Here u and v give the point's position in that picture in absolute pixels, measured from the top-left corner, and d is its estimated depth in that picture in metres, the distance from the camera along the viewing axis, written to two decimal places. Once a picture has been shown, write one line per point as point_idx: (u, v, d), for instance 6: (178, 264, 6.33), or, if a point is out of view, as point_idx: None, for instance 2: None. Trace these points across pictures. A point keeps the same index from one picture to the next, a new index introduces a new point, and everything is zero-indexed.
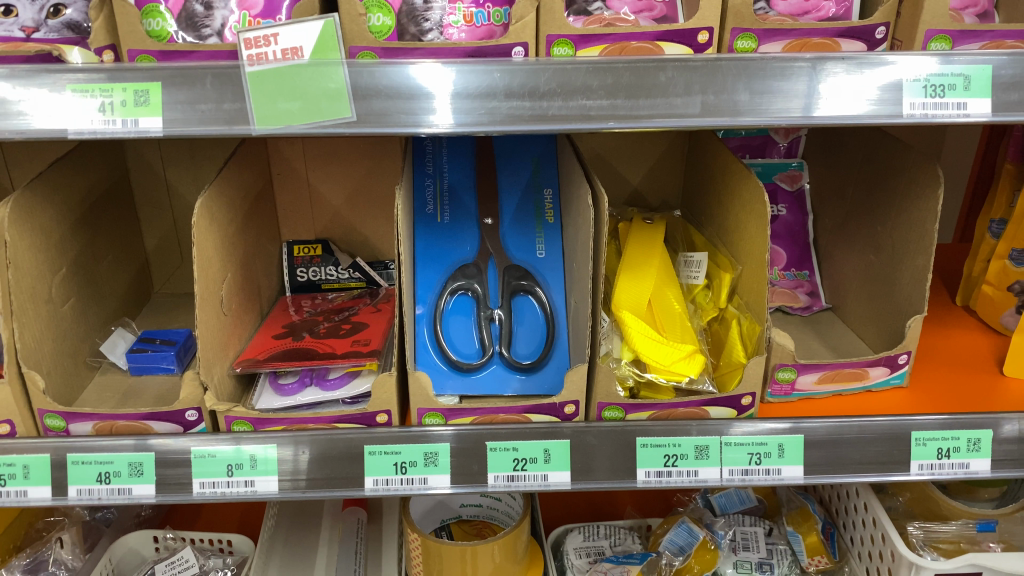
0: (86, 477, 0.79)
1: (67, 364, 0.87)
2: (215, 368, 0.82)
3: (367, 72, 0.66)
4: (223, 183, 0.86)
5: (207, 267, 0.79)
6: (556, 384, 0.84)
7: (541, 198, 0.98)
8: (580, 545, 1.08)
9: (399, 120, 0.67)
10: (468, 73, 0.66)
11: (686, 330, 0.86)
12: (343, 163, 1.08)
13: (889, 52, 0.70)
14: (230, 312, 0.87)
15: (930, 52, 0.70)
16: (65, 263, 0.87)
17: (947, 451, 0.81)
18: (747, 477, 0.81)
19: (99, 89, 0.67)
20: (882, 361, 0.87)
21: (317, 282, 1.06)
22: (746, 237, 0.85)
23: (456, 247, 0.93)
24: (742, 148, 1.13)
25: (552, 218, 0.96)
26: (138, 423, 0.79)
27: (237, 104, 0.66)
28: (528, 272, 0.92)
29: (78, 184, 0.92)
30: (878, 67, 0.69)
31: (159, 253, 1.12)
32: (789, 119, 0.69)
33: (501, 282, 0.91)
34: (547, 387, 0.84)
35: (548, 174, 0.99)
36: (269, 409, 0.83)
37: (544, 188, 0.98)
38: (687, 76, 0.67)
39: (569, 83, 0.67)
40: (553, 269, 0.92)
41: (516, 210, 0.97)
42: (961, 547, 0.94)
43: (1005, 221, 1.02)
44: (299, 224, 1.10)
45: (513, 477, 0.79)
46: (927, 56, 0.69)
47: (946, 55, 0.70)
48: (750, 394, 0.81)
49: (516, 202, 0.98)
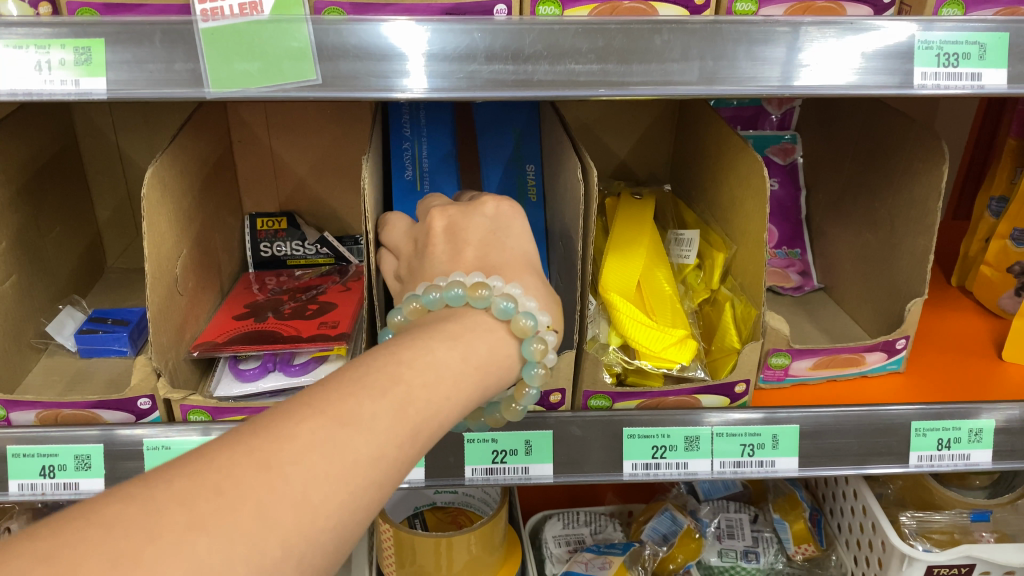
0: (28, 471, 0.73)
1: (9, 347, 0.80)
2: (169, 352, 0.75)
3: (334, 30, 0.60)
4: (177, 152, 0.79)
5: (159, 242, 0.73)
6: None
7: (524, 175, 0.91)
8: (560, 533, 1.04)
9: (369, 84, 0.60)
10: (444, 33, 0.60)
11: (677, 313, 0.81)
12: (308, 131, 1.01)
13: (878, 16, 0.65)
14: (186, 290, 0.80)
15: (914, 18, 0.64)
16: (5, 238, 0.79)
17: (947, 442, 0.77)
18: (739, 469, 0.77)
19: (36, 45, 0.60)
20: (879, 346, 0.82)
21: (282, 257, 0.99)
22: (742, 216, 0.80)
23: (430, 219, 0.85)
24: (733, 120, 1.07)
25: (535, 197, 0.90)
26: (85, 411, 0.73)
27: (190, 64, 0.60)
28: None
29: (20, 150, 0.84)
30: (867, 33, 0.63)
31: (112, 225, 1.05)
32: (767, 89, 0.63)
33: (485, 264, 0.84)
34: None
35: (530, 149, 0.92)
36: (228, 397, 0.76)
37: (526, 165, 0.91)
38: (683, 40, 0.62)
39: (557, 46, 0.61)
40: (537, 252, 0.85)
41: (497, 188, 0.90)
42: (954, 538, 0.90)
43: (1005, 199, 0.97)
44: (262, 195, 1.04)
45: (491, 470, 0.75)
46: (913, 23, 0.64)
47: (929, 21, 0.64)
48: (744, 381, 0.75)
49: (497, 179, 0.91)
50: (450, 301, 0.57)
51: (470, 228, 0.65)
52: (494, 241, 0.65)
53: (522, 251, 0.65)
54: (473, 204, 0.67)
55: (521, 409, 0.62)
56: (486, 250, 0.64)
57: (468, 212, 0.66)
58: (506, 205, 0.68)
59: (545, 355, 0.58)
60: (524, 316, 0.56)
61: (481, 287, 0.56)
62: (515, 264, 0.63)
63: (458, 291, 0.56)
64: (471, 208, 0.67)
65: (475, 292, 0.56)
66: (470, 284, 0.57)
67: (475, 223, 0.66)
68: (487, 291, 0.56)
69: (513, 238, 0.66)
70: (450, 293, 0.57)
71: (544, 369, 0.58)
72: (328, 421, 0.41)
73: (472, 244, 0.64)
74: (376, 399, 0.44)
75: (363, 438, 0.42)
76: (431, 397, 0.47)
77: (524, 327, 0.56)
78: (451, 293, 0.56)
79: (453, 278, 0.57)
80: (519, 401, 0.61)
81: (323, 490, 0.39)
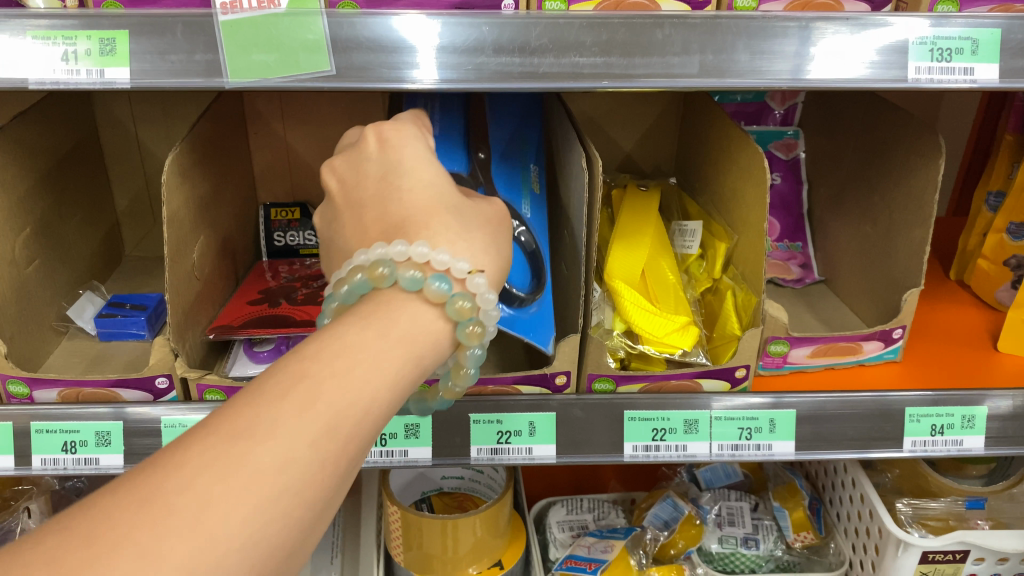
0: (51, 446, 0.76)
1: (31, 329, 0.83)
2: (186, 334, 0.78)
3: (348, 23, 0.62)
4: (197, 140, 0.82)
5: (178, 227, 0.76)
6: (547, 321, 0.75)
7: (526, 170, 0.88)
8: (564, 518, 1.06)
9: (380, 75, 0.63)
10: (454, 26, 0.63)
11: (680, 301, 0.83)
12: (322, 122, 1.04)
13: (888, 14, 0.67)
14: (203, 275, 0.83)
15: (925, 14, 0.67)
16: (29, 223, 0.82)
17: (940, 428, 0.80)
18: (737, 452, 0.79)
19: (62, 37, 0.62)
20: (876, 335, 0.85)
21: (295, 248, 1.01)
22: (743, 206, 0.82)
23: (444, 163, 0.80)
24: (737, 115, 1.09)
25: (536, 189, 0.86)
26: (106, 390, 0.76)
27: (210, 55, 0.62)
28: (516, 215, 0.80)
29: (43, 139, 0.87)
30: (877, 29, 0.66)
31: (130, 214, 1.08)
32: (779, 83, 0.65)
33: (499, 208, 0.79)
34: (514, 280, 0.77)
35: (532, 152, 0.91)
36: (243, 376, 0.79)
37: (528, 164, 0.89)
38: (685, 34, 0.64)
39: (562, 39, 0.63)
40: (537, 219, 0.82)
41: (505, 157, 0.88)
42: (949, 524, 0.92)
43: (1002, 194, 0.99)
44: (276, 184, 1.06)
45: (496, 450, 0.77)
46: (923, 19, 0.67)
47: (941, 18, 0.67)
48: (744, 367, 0.78)
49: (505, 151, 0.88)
50: (357, 288, 0.53)
51: (364, 182, 0.59)
52: (388, 188, 0.58)
53: (423, 185, 0.57)
54: (360, 146, 0.61)
55: (471, 373, 0.57)
56: (383, 204, 0.57)
57: (358, 160, 0.60)
58: (391, 131, 0.60)
59: (474, 309, 0.53)
60: (433, 282, 0.51)
61: (379, 265, 0.52)
62: (420, 210, 0.56)
63: (361, 277, 0.53)
64: (359, 154, 0.60)
65: (375, 273, 0.52)
66: (370, 264, 0.52)
67: (370, 172, 0.59)
68: (386, 269, 0.52)
69: (408, 173, 0.58)
70: (355, 281, 0.53)
71: (479, 325, 0.54)
72: (216, 438, 0.39)
73: (371, 202, 0.58)
74: (275, 404, 0.41)
75: (263, 446, 0.39)
76: (343, 386, 0.43)
77: (437, 291, 0.51)
78: (355, 282, 0.53)
79: (356, 262, 0.53)
80: (466, 365, 0.56)
81: (225, 500, 0.37)
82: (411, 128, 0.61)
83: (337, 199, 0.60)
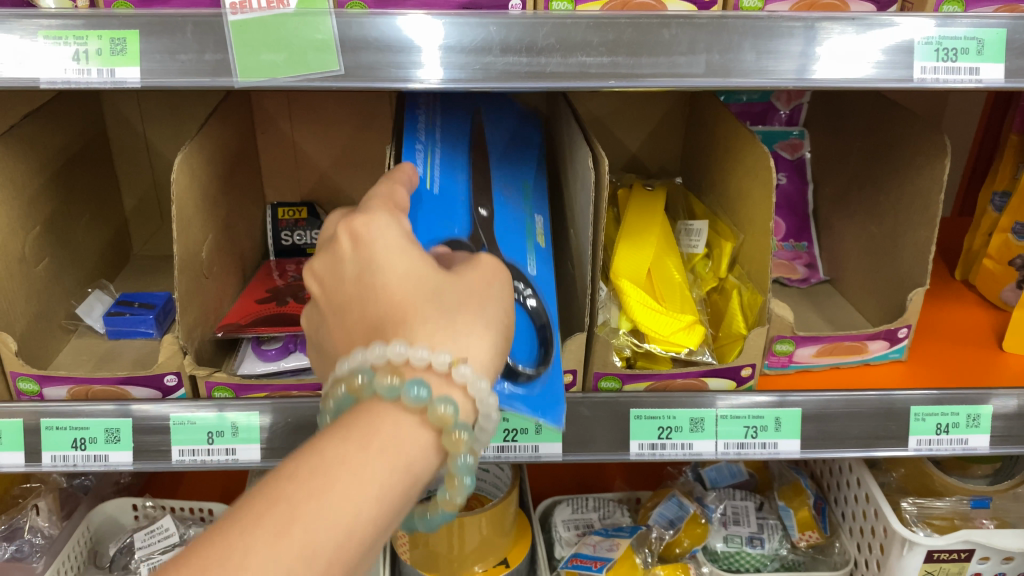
0: (61, 443, 0.76)
1: (41, 327, 0.83)
2: (195, 332, 0.79)
3: (357, 23, 0.63)
4: (205, 139, 0.83)
5: (186, 226, 0.76)
6: (560, 398, 0.65)
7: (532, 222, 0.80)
8: (569, 517, 1.06)
9: (388, 75, 0.63)
10: (461, 26, 0.63)
11: (686, 299, 0.83)
12: (329, 122, 1.04)
13: (893, 14, 0.68)
14: (212, 273, 0.84)
15: (931, 15, 0.67)
16: (39, 221, 0.83)
17: (945, 427, 0.80)
18: (743, 451, 0.79)
19: (73, 37, 0.63)
20: (881, 334, 0.85)
21: (303, 247, 1.03)
22: (749, 206, 0.82)
23: (441, 224, 0.72)
24: (742, 115, 1.09)
25: (543, 243, 0.78)
26: (115, 388, 0.76)
27: (219, 55, 0.63)
28: (523, 276, 0.72)
29: (53, 138, 0.87)
30: (883, 28, 0.66)
31: (138, 213, 1.09)
32: (784, 82, 0.66)
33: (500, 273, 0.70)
34: (517, 352, 0.67)
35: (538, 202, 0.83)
36: (251, 374, 0.79)
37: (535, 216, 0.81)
38: (691, 34, 0.64)
39: (569, 39, 0.64)
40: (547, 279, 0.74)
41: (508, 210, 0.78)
42: (954, 523, 0.92)
43: (1008, 194, 0.99)
44: (283, 184, 1.07)
45: (502, 448, 0.77)
46: (928, 19, 0.67)
47: (947, 18, 0.67)
48: (750, 365, 0.78)
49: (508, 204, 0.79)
50: (340, 403, 0.49)
51: (340, 284, 0.52)
52: (365, 288, 0.50)
53: (404, 276, 0.50)
54: (331, 244, 0.52)
55: (466, 482, 0.50)
56: (363, 305, 0.50)
57: (331, 260, 0.52)
58: (361, 221, 0.52)
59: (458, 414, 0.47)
60: (408, 388, 0.46)
61: (357, 375, 0.47)
62: (398, 308, 0.49)
63: (342, 391, 0.48)
64: (331, 254, 0.52)
65: (354, 385, 0.47)
66: (348, 377, 0.48)
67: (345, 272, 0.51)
68: (363, 378, 0.47)
69: (383, 268, 0.50)
70: (338, 395, 0.49)
71: (462, 431, 0.47)
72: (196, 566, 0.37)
73: (353, 307, 0.51)
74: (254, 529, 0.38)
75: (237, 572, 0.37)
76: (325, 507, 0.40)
77: (412, 399, 0.46)
78: (337, 397, 0.49)
79: (337, 373, 0.49)
80: (459, 478, 0.50)
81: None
82: (384, 213, 0.53)
83: (320, 303, 0.53)
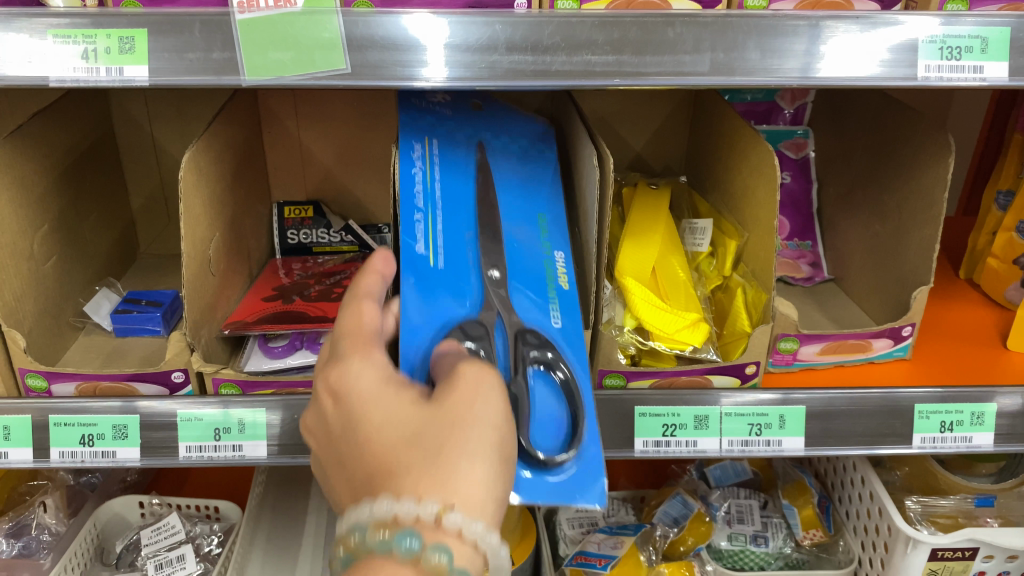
0: (69, 440, 0.76)
1: (48, 325, 0.84)
2: (202, 329, 0.79)
3: (363, 22, 0.63)
4: (212, 138, 0.83)
5: (194, 225, 0.77)
6: (600, 470, 0.62)
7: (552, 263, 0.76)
8: (573, 515, 1.07)
9: (394, 73, 0.64)
10: (467, 25, 0.64)
11: (690, 297, 0.84)
12: (336, 121, 1.05)
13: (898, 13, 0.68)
14: (219, 271, 0.84)
15: (935, 13, 0.67)
16: (47, 220, 0.83)
17: (949, 425, 0.80)
18: (748, 447, 0.79)
19: (82, 36, 0.63)
20: (885, 332, 0.85)
21: (309, 245, 1.03)
22: (754, 204, 0.82)
23: (447, 305, 0.70)
24: (747, 114, 1.09)
25: (567, 285, 0.74)
26: (123, 384, 0.78)
27: (227, 53, 0.63)
28: (547, 341, 0.68)
29: (61, 138, 0.88)
30: (888, 27, 0.66)
31: (145, 212, 1.09)
32: (788, 81, 0.66)
33: (512, 351, 0.67)
34: (543, 441, 0.64)
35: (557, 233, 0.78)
36: (258, 371, 0.80)
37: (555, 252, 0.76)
38: (696, 32, 0.65)
39: (574, 37, 0.64)
40: (571, 337, 0.70)
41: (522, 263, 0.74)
42: (958, 521, 0.93)
43: (1012, 192, 0.99)
44: (289, 183, 1.08)
45: None
46: (933, 17, 0.67)
47: (952, 16, 0.67)
48: (755, 363, 0.79)
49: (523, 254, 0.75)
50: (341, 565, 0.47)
51: (330, 442, 0.52)
52: (352, 437, 0.50)
53: (384, 421, 0.49)
54: (318, 399, 0.53)
55: None
56: (354, 450, 0.50)
57: (320, 418, 0.53)
58: (336, 373, 0.52)
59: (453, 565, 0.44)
60: (399, 540, 0.44)
61: (351, 534, 0.46)
62: (383, 460, 0.48)
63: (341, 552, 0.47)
64: (319, 412, 0.53)
65: (349, 544, 0.46)
66: (343, 536, 0.47)
67: (333, 424, 0.52)
68: (357, 537, 0.46)
69: (362, 415, 0.50)
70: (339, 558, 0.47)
71: None
72: None
73: (346, 463, 0.51)
74: None
75: None
76: None
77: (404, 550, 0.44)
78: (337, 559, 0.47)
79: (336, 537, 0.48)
80: None
81: None
82: (356, 355, 0.53)
83: (320, 457, 0.54)
